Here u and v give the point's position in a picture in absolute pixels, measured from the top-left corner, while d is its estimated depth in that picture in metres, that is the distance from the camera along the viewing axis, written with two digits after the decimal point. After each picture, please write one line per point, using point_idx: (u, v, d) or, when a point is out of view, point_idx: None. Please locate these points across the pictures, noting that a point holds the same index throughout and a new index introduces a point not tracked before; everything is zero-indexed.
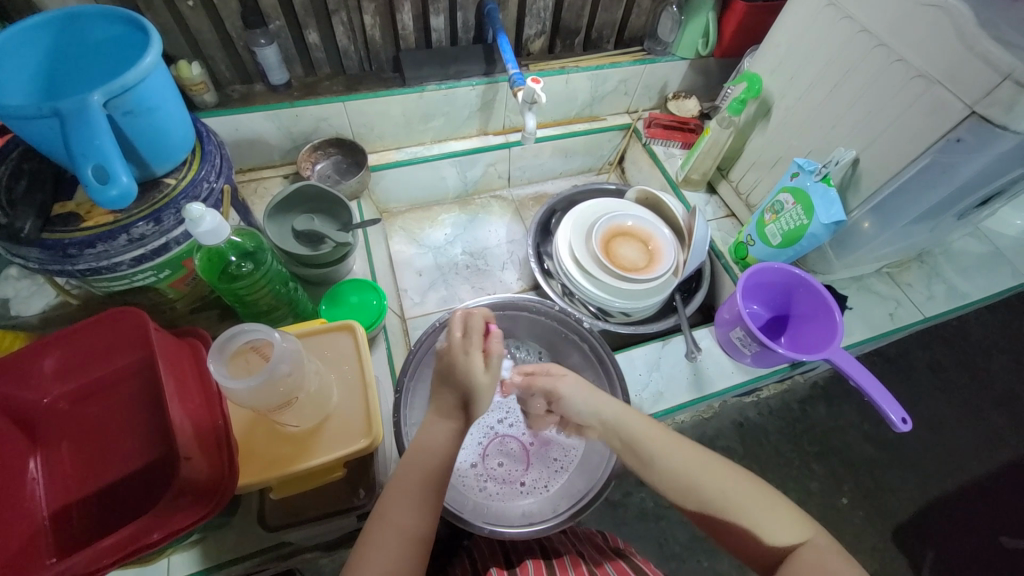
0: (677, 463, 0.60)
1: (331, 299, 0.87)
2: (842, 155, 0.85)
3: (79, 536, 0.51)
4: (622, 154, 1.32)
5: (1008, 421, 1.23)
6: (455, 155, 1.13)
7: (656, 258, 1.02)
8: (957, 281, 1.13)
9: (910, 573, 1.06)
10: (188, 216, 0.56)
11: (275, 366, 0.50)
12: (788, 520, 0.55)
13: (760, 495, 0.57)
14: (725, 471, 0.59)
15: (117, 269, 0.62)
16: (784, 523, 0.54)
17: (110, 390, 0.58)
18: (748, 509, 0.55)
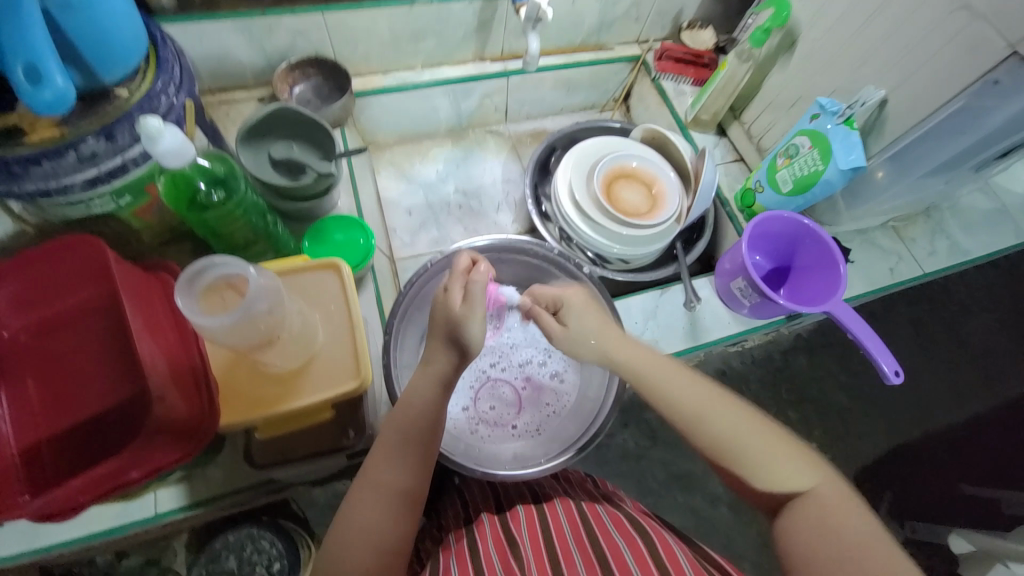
0: (697, 407, 0.57)
1: (315, 236, 0.82)
2: (869, 95, 0.79)
3: (51, 473, 0.49)
4: (629, 90, 1.21)
5: (979, 376, 1.23)
6: (448, 82, 1.03)
7: (658, 204, 0.97)
8: (960, 238, 1.10)
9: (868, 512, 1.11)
10: (143, 132, 0.49)
11: (252, 304, 0.47)
12: (800, 472, 0.53)
13: (775, 447, 0.55)
14: (743, 418, 0.56)
15: (69, 192, 0.55)
16: (798, 470, 0.53)
17: (77, 325, 0.54)
18: (761, 458, 0.54)
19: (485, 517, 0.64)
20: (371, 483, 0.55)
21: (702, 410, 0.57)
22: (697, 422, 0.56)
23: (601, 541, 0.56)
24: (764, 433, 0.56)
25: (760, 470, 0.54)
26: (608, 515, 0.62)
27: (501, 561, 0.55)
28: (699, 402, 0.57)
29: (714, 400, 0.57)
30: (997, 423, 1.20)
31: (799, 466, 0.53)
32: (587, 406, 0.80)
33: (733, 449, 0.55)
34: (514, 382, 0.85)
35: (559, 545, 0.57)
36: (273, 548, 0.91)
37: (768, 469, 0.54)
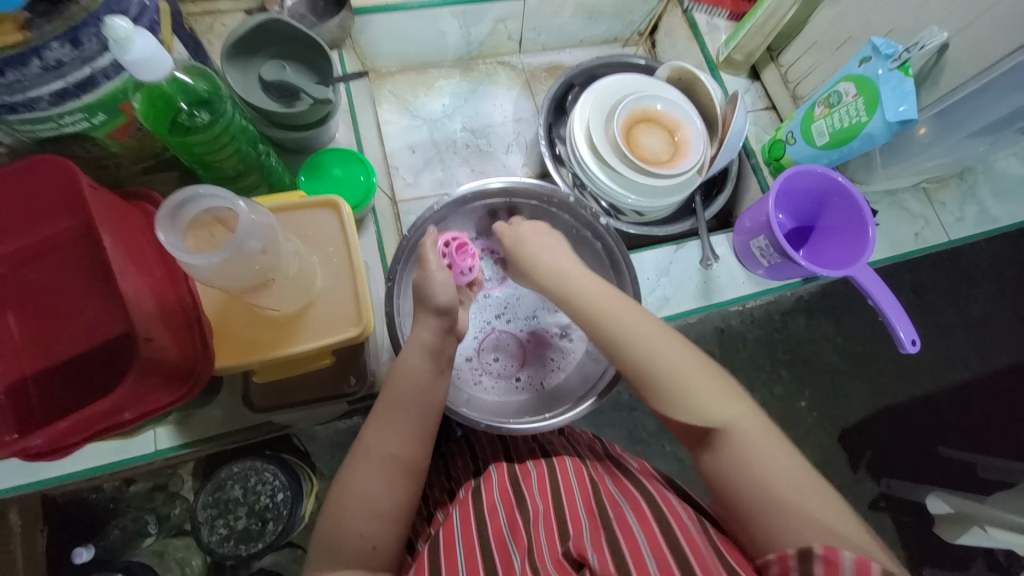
0: (635, 340, 0.58)
1: (311, 170, 0.76)
2: (930, 37, 0.70)
3: (42, 412, 0.47)
4: (657, 23, 1.09)
5: (975, 345, 1.22)
6: (457, 2, 0.92)
7: (681, 151, 0.90)
8: (992, 205, 1.00)
9: (846, 468, 1.13)
10: (110, 35, 0.42)
11: (243, 243, 0.42)
12: (741, 413, 0.52)
13: (719, 388, 0.54)
14: (694, 360, 0.56)
15: (35, 107, 0.49)
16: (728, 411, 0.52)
17: (55, 256, 0.50)
18: (703, 397, 0.53)
19: (493, 468, 0.63)
20: (373, 455, 0.54)
21: (656, 351, 0.57)
22: (649, 362, 0.56)
23: (607, 508, 0.54)
24: (712, 375, 0.55)
25: (704, 410, 0.52)
26: (612, 480, 0.60)
27: (506, 517, 0.56)
28: (652, 340, 0.57)
29: (671, 343, 0.57)
30: (988, 390, 1.20)
31: (741, 409, 0.52)
32: (594, 364, 0.79)
33: (681, 389, 0.54)
34: (520, 337, 0.84)
35: (565, 505, 0.56)
36: (276, 480, 0.94)
37: (710, 407, 0.52)
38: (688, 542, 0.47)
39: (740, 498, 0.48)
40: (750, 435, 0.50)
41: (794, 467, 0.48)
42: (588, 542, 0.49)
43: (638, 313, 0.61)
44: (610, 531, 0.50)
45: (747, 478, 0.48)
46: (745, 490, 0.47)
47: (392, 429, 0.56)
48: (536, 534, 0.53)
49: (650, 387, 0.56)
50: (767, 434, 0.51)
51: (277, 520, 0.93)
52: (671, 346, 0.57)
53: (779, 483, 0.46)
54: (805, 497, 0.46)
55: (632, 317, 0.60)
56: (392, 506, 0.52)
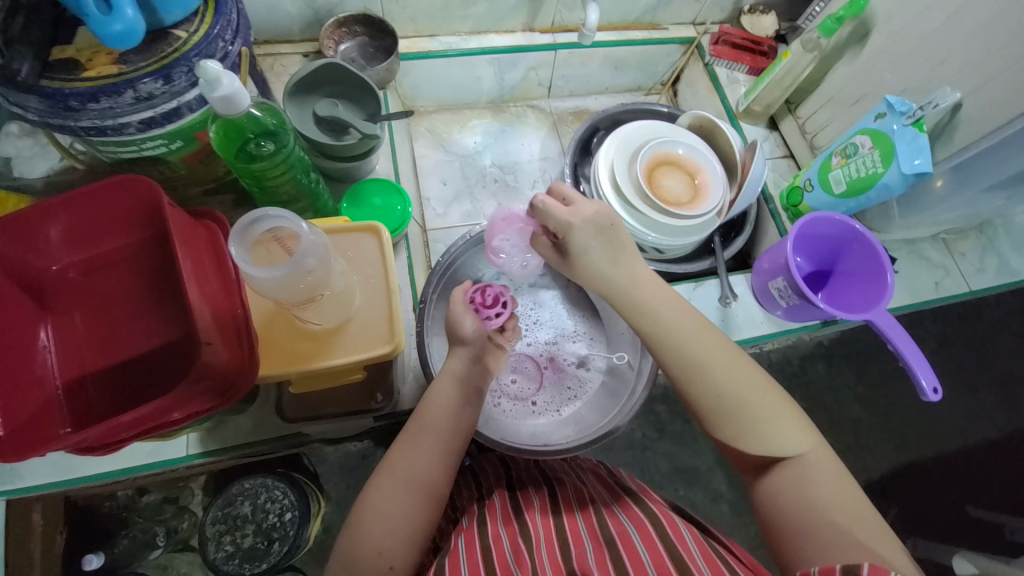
0: (706, 363, 0.55)
1: (354, 198, 0.82)
2: (944, 96, 0.73)
3: (94, 409, 0.51)
4: (679, 74, 1.16)
5: (1002, 400, 1.19)
6: (495, 51, 1.00)
7: (700, 194, 0.94)
8: (1013, 258, 1.01)
9: None
10: (202, 75, 0.49)
11: (301, 261, 0.46)
12: (813, 443, 0.52)
13: (788, 418, 0.53)
14: (765, 387, 0.54)
15: (123, 131, 0.55)
16: (786, 437, 0.51)
17: (125, 265, 0.55)
18: (773, 427, 0.52)
19: (497, 498, 0.64)
20: (394, 475, 0.56)
21: (723, 378, 0.54)
22: (715, 389, 0.54)
23: (609, 528, 0.56)
24: (782, 404, 0.54)
25: (771, 443, 0.51)
26: (614, 500, 0.61)
27: (509, 542, 0.56)
28: (721, 365, 0.54)
29: (739, 368, 0.55)
30: (1017, 449, 1.16)
31: (814, 439, 0.52)
32: (609, 397, 0.81)
33: (749, 419, 0.52)
34: (540, 362, 0.86)
35: (569, 532, 0.57)
36: (285, 499, 0.96)
37: (777, 437, 0.51)
38: (700, 566, 0.48)
39: (794, 528, 0.48)
40: (817, 471, 0.50)
41: (860, 504, 0.48)
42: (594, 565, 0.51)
43: (708, 333, 0.57)
44: (615, 551, 0.52)
45: (807, 510, 0.48)
46: (805, 522, 0.47)
47: (416, 454, 0.58)
48: (541, 562, 0.53)
49: (714, 415, 0.54)
50: (835, 466, 0.51)
51: (282, 541, 0.94)
52: (740, 372, 0.54)
53: (840, 516, 0.47)
54: (871, 530, 0.46)
55: (700, 335, 0.57)
56: (415, 524, 0.54)
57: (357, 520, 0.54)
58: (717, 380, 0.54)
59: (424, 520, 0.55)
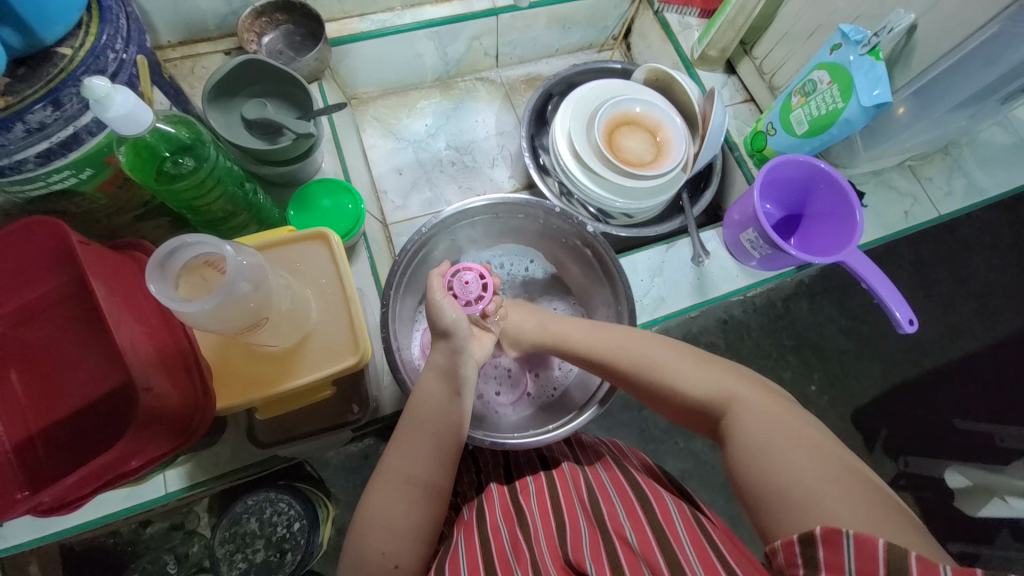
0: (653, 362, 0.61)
1: (300, 203, 0.77)
2: (898, 20, 0.70)
3: (48, 469, 0.48)
4: (630, 26, 1.10)
5: (979, 315, 1.21)
6: (432, 25, 0.94)
7: (663, 151, 0.91)
8: (979, 175, 1.00)
9: (862, 449, 1.13)
10: (89, 95, 0.43)
11: (233, 284, 0.42)
12: (753, 396, 0.55)
13: (722, 379, 0.57)
14: (696, 363, 0.59)
15: (21, 169, 0.49)
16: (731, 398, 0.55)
17: (56, 313, 0.51)
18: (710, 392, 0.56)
19: (494, 487, 0.63)
20: (386, 477, 0.55)
21: (650, 362, 0.61)
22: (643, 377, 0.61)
23: (602, 507, 0.56)
24: (718, 371, 0.58)
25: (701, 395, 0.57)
26: (611, 481, 0.61)
27: (508, 534, 0.55)
28: (647, 353, 0.62)
29: (655, 345, 0.62)
30: (997, 359, 1.19)
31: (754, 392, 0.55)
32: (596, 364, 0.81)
33: (673, 376, 0.59)
34: None
35: (565, 510, 0.56)
36: (292, 509, 0.94)
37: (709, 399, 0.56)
38: (686, 552, 0.48)
39: (760, 487, 0.47)
40: (760, 415, 0.52)
41: (823, 451, 0.47)
42: (589, 547, 0.51)
43: (631, 335, 0.65)
44: (608, 537, 0.52)
45: (768, 468, 0.47)
46: (763, 479, 0.47)
47: (404, 460, 0.55)
48: (540, 550, 0.52)
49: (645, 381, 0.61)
50: (780, 408, 0.53)
51: (295, 550, 0.93)
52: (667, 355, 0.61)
53: (793, 468, 0.46)
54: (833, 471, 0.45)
55: (623, 337, 0.65)
56: (414, 525, 0.53)
57: (355, 527, 0.53)
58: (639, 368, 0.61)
59: (418, 520, 0.53)
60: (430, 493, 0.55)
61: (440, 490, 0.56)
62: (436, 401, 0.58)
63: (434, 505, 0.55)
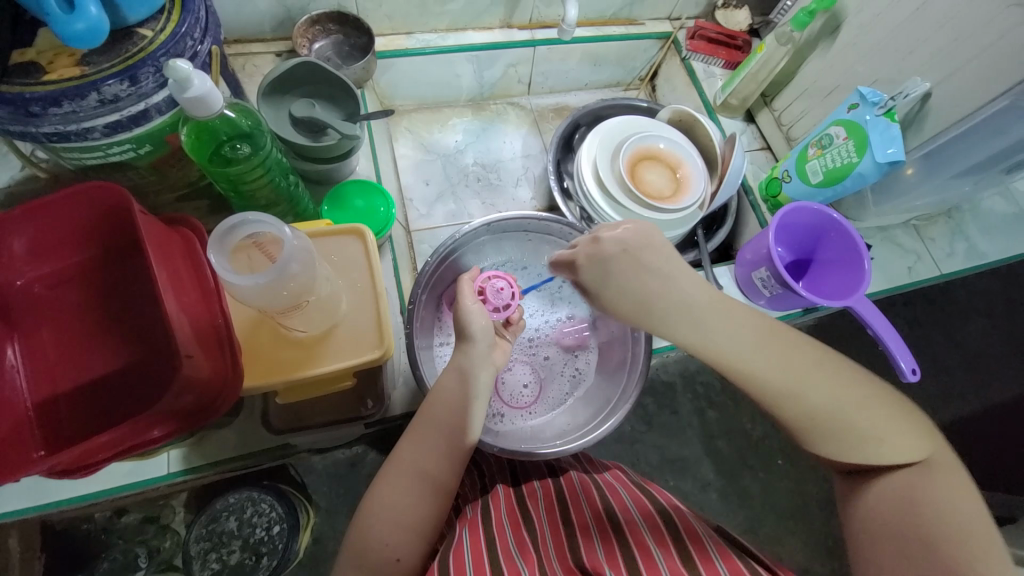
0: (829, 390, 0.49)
1: (334, 201, 0.80)
2: (914, 87, 0.75)
3: (68, 430, 0.48)
4: (657, 69, 1.17)
5: (972, 379, 1.24)
6: (474, 48, 0.99)
7: (683, 188, 0.95)
8: (980, 241, 1.05)
9: None
10: (171, 75, 0.46)
11: (284, 267, 0.45)
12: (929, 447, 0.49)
13: (900, 424, 0.49)
14: (880, 402, 0.50)
15: (88, 136, 0.52)
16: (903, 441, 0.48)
17: (99, 278, 0.52)
18: (878, 440, 0.48)
19: (500, 489, 0.65)
20: (400, 470, 0.55)
21: (828, 397, 0.49)
22: (811, 410, 0.50)
23: (615, 513, 0.58)
24: (899, 415, 0.50)
25: (875, 436, 0.48)
26: (624, 493, 0.62)
27: (514, 535, 0.56)
28: (824, 382, 0.50)
29: (826, 368, 0.51)
30: (989, 424, 1.21)
31: (931, 442, 0.49)
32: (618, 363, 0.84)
33: (848, 413, 0.49)
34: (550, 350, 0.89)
35: (575, 520, 0.58)
36: (273, 512, 0.93)
37: (873, 448, 0.48)
38: None
39: (883, 529, 0.46)
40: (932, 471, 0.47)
41: (981, 517, 0.44)
42: (603, 554, 0.52)
43: (807, 347, 0.52)
44: (625, 538, 0.54)
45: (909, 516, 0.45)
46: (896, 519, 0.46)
47: (418, 457, 0.56)
48: (548, 558, 0.53)
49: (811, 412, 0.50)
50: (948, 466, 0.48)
51: (271, 555, 0.92)
52: (849, 389, 0.50)
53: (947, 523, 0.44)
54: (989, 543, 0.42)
55: (801, 352, 0.51)
56: (421, 522, 0.53)
57: (362, 518, 0.53)
58: (814, 405, 0.49)
59: (427, 514, 0.54)
60: (439, 491, 0.55)
61: (449, 488, 0.56)
62: (452, 402, 0.58)
63: (440, 505, 0.55)
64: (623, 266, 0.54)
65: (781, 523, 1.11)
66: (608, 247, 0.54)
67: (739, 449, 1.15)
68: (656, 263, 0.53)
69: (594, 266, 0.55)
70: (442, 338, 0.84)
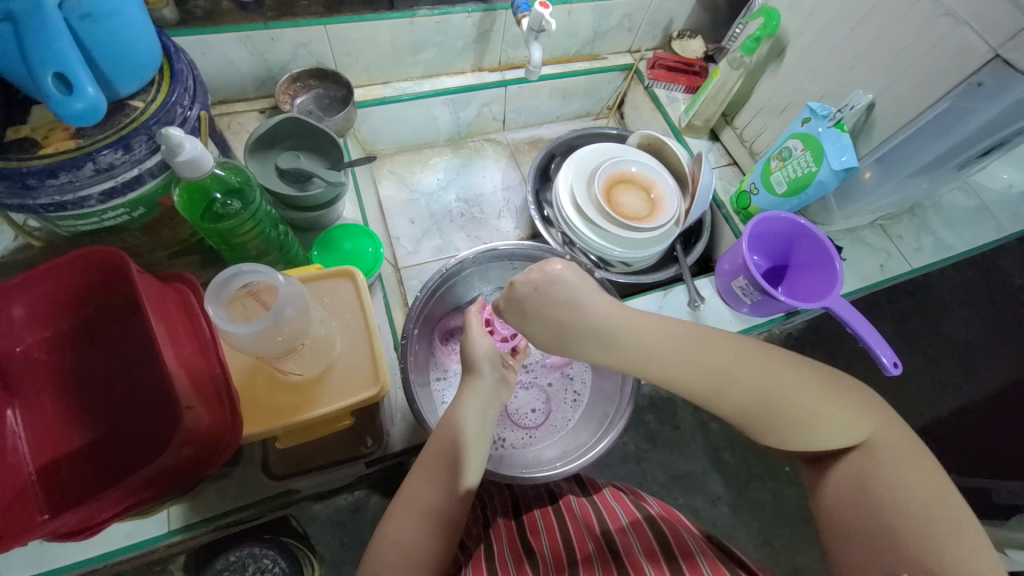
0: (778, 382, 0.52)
1: (324, 245, 0.84)
2: (857, 99, 0.82)
3: (68, 492, 0.48)
4: (623, 98, 1.24)
5: (961, 369, 1.26)
6: (448, 92, 1.04)
7: (658, 207, 0.99)
8: (945, 235, 1.10)
9: None
10: (164, 143, 0.49)
11: (280, 313, 0.47)
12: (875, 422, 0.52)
13: (837, 408, 0.52)
14: (811, 386, 0.52)
15: (84, 204, 0.54)
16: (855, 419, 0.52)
17: (97, 339, 0.53)
18: (817, 426, 0.51)
19: (502, 523, 0.65)
20: (404, 509, 0.56)
21: (752, 389, 0.52)
22: (753, 401, 0.52)
23: (613, 535, 0.58)
24: (834, 397, 0.52)
25: (832, 423, 0.51)
26: (625, 514, 0.62)
27: (516, 569, 0.56)
28: (746, 377, 0.52)
29: (777, 364, 0.53)
30: (985, 413, 1.22)
31: (871, 420, 0.52)
32: (608, 385, 0.85)
33: (803, 407, 0.51)
34: (544, 374, 0.91)
35: (575, 547, 0.58)
36: (275, 567, 0.91)
37: (813, 436, 0.51)
38: None
39: (847, 525, 0.50)
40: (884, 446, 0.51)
41: (932, 488, 0.48)
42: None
43: (729, 343, 0.53)
44: (624, 562, 0.53)
45: (869, 512, 0.48)
46: (857, 517, 0.49)
47: (420, 492, 0.56)
48: None
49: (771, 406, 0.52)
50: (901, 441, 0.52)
51: None
52: (774, 377, 0.52)
53: (901, 510, 0.47)
54: (941, 522, 0.45)
55: (720, 350, 0.53)
56: (428, 558, 0.53)
57: (369, 560, 0.53)
58: (775, 397, 0.52)
59: (433, 548, 0.54)
60: (443, 525, 0.55)
61: (453, 520, 0.56)
62: (447, 434, 0.59)
63: (446, 538, 0.55)
64: (540, 302, 0.54)
65: (793, 532, 1.11)
66: (521, 288, 0.55)
67: (743, 458, 1.15)
68: (563, 295, 0.53)
69: (514, 306, 0.56)
70: (439, 374, 0.88)
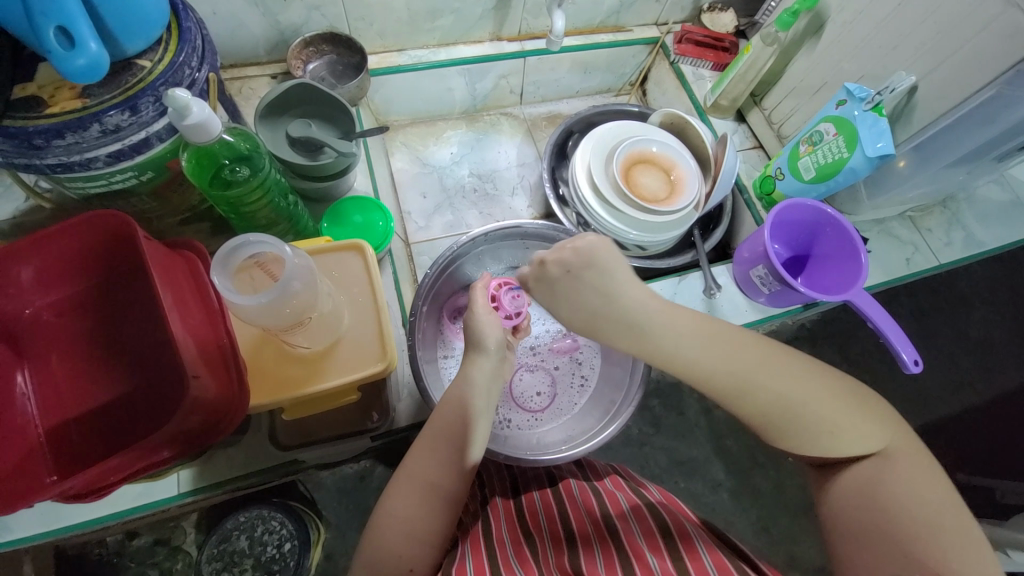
0: (789, 393, 0.51)
1: (334, 217, 0.82)
2: (899, 81, 0.76)
3: (77, 455, 0.49)
4: (646, 73, 1.19)
5: (979, 367, 1.23)
6: (464, 62, 1.00)
7: (677, 190, 0.96)
8: (977, 230, 1.05)
9: None
10: (171, 104, 0.48)
11: (287, 284, 0.47)
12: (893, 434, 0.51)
13: (864, 414, 0.51)
14: (837, 395, 0.51)
15: (91, 166, 0.53)
16: (864, 427, 0.50)
17: (103, 303, 0.53)
18: (849, 433, 0.50)
19: (500, 501, 0.66)
20: (407, 483, 0.56)
21: (771, 394, 0.51)
22: (762, 407, 0.51)
23: (614, 520, 0.58)
24: (859, 403, 0.52)
25: (847, 431, 0.50)
26: (625, 499, 0.62)
27: (513, 548, 0.56)
28: (765, 379, 0.51)
29: (791, 374, 0.51)
30: (1000, 413, 1.19)
31: (882, 428, 0.51)
32: (617, 374, 0.84)
33: (816, 415, 0.50)
34: (548, 358, 0.90)
35: (575, 529, 0.58)
36: (283, 529, 0.93)
37: (836, 443, 0.50)
38: None
39: (854, 528, 0.49)
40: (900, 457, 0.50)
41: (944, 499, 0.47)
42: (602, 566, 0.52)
43: (742, 348, 0.53)
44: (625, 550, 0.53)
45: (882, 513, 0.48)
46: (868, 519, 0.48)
47: (424, 468, 0.56)
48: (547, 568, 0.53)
49: (783, 417, 0.51)
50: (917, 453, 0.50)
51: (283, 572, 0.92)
52: (786, 382, 0.51)
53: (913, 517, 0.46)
54: (945, 529, 0.45)
55: (747, 352, 0.52)
56: (431, 532, 0.54)
57: (373, 530, 0.54)
58: (787, 404, 0.50)
59: (434, 521, 0.54)
60: (444, 500, 0.56)
61: (455, 497, 0.56)
62: (450, 415, 0.58)
63: (448, 514, 0.56)
64: (569, 287, 0.54)
65: (793, 521, 1.10)
66: None
67: (747, 446, 1.15)
68: None
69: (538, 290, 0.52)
70: (445, 352, 0.88)
